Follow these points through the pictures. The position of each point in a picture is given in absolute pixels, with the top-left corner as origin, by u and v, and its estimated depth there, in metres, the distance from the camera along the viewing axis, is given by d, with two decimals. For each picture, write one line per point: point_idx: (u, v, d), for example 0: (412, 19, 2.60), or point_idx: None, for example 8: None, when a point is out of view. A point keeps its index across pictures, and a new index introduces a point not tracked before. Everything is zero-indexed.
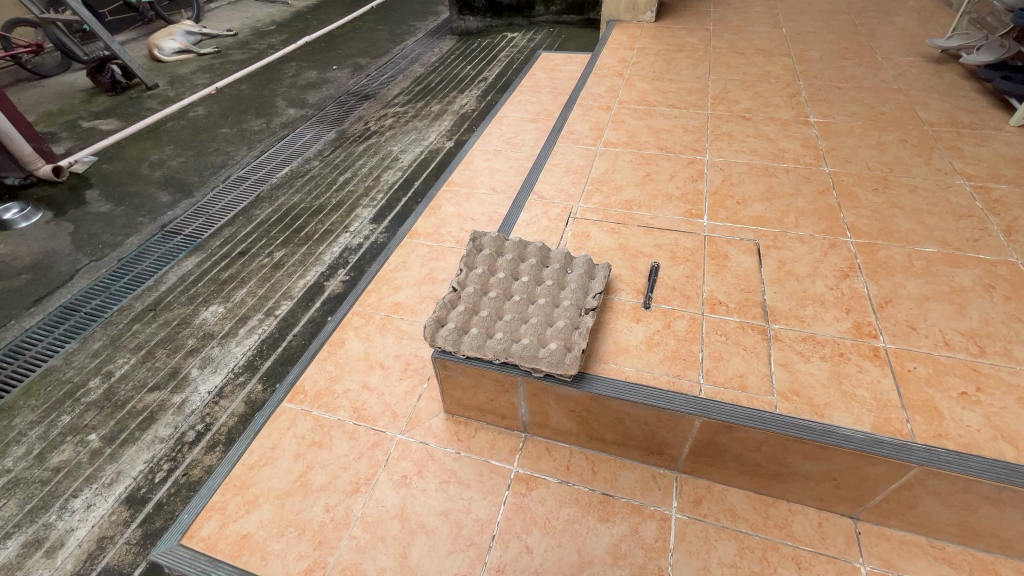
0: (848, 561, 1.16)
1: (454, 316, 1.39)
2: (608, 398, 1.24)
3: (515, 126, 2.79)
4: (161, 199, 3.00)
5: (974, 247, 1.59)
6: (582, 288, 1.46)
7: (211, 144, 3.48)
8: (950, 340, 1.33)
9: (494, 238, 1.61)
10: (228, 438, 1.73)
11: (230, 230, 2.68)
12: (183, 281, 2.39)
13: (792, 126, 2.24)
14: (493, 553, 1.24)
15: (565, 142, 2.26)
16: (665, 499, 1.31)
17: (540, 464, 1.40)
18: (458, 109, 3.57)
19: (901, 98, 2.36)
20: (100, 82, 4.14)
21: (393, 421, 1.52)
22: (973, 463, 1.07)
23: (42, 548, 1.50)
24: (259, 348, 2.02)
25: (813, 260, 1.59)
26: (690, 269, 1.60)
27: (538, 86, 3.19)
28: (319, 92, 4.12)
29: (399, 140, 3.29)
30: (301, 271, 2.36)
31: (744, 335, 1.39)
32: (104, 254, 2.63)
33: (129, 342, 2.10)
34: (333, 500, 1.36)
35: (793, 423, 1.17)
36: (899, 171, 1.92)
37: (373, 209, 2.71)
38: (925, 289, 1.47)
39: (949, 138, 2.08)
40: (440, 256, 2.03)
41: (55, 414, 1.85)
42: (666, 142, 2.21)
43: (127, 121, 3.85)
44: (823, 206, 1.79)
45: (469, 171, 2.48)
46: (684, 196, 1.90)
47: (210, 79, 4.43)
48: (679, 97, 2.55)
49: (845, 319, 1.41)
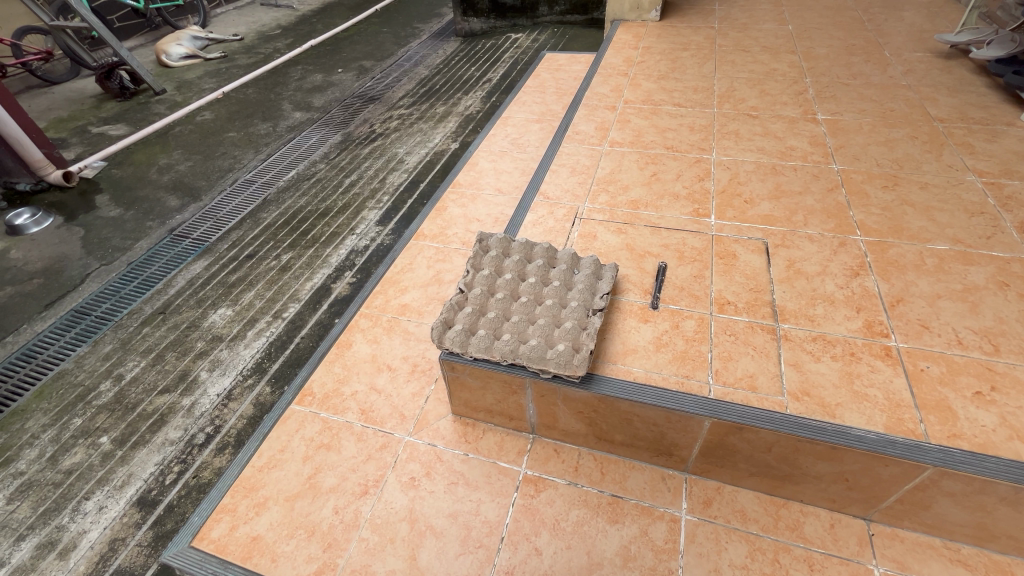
0: (861, 564, 1.15)
1: (461, 318, 1.39)
2: (617, 399, 1.23)
3: (520, 127, 2.79)
4: (170, 204, 3.03)
5: (987, 245, 1.56)
6: (589, 288, 1.45)
7: (219, 148, 3.51)
8: (964, 339, 1.31)
9: (500, 240, 1.61)
10: (237, 441, 1.74)
11: (238, 234, 2.70)
12: (191, 284, 2.41)
13: (800, 124, 2.22)
14: (503, 555, 1.24)
15: (571, 142, 2.26)
16: (675, 501, 1.30)
17: (548, 466, 1.40)
18: (462, 110, 3.57)
19: (910, 94, 2.33)
20: (109, 88, 4.19)
21: (401, 422, 1.52)
22: (989, 464, 1.05)
23: (54, 550, 1.52)
24: (267, 350, 2.03)
25: (822, 259, 1.58)
26: (698, 269, 1.59)
27: (543, 86, 3.19)
28: (324, 95, 4.14)
29: (404, 142, 3.30)
30: (308, 273, 2.37)
31: (754, 335, 1.38)
32: (114, 258, 2.65)
33: (139, 345, 2.12)
34: (342, 502, 1.36)
35: (805, 424, 1.16)
36: (909, 168, 1.90)
37: (380, 210, 2.72)
38: (937, 287, 1.45)
39: (960, 134, 2.05)
40: (447, 257, 2.04)
41: (67, 416, 1.87)
42: (673, 141, 2.20)
43: (136, 126, 3.89)
44: (832, 204, 1.78)
45: (475, 172, 2.48)
46: (691, 195, 1.89)
47: (217, 83, 4.47)
48: (685, 96, 2.54)
49: (855, 318, 1.39)
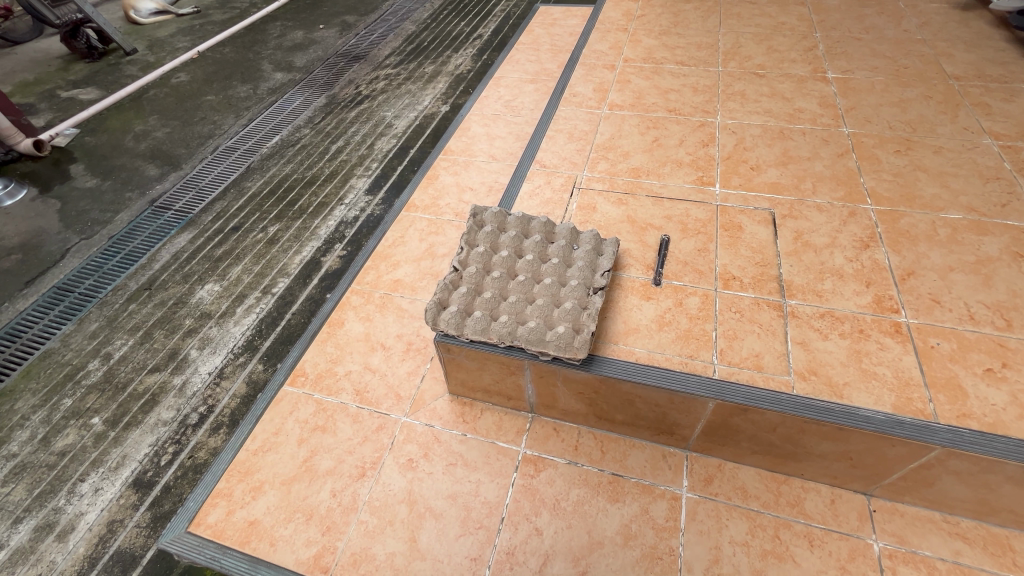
0: (860, 538, 1.15)
1: (456, 298, 1.33)
2: (618, 381, 1.20)
3: (513, 88, 2.64)
4: (149, 173, 2.89)
5: (1002, 213, 1.50)
6: (590, 265, 1.39)
7: (197, 112, 3.33)
8: (976, 314, 1.27)
9: (495, 214, 1.52)
10: (231, 420, 1.71)
11: (222, 205, 2.59)
12: (176, 258, 2.32)
13: (809, 84, 2.10)
14: (503, 536, 1.23)
15: (568, 105, 2.14)
16: (675, 479, 1.29)
17: (547, 445, 1.38)
18: (453, 69, 3.38)
19: (925, 50, 2.21)
20: (76, 47, 3.95)
21: (397, 403, 1.49)
22: (998, 444, 1.03)
23: (53, 532, 1.50)
24: (258, 327, 1.97)
25: (831, 230, 1.52)
26: (702, 242, 1.52)
27: (537, 43, 3.02)
28: (306, 54, 3.91)
29: (392, 105, 3.14)
30: (297, 246, 2.29)
31: (760, 312, 1.33)
32: (94, 232, 2.55)
33: (126, 323, 2.06)
34: (340, 485, 1.34)
35: (811, 405, 1.13)
36: (923, 131, 1.81)
37: (368, 179, 2.61)
38: (950, 259, 1.40)
39: (977, 93, 1.95)
40: (440, 230, 1.96)
41: (56, 397, 1.83)
42: (675, 104, 2.09)
43: (108, 89, 3.68)
44: (842, 170, 1.70)
45: (466, 138, 2.36)
46: (695, 161, 1.81)
47: (191, 41, 4.20)
48: (688, 53, 2.40)
49: (865, 293, 1.35)
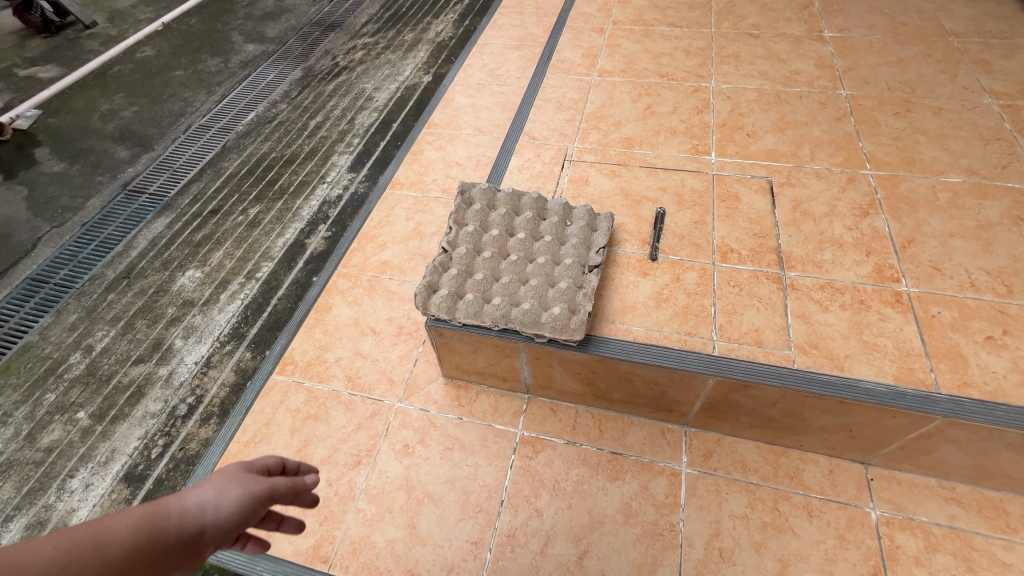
0: (858, 507, 1.16)
1: (447, 281, 1.28)
2: (617, 361, 1.17)
3: (498, 55, 2.53)
4: (119, 155, 2.75)
5: (1002, 176, 1.47)
6: (584, 243, 1.34)
7: (166, 89, 3.16)
8: (977, 281, 1.25)
9: (484, 191, 1.46)
10: (222, 410, 1.66)
11: (199, 187, 2.49)
12: (154, 244, 2.23)
13: (805, 44, 2.03)
14: (503, 519, 1.23)
15: (556, 73, 2.05)
16: (674, 455, 1.28)
17: (545, 426, 1.36)
18: (434, 37, 3.22)
19: (924, 5, 2.13)
20: (30, 21, 3.71)
21: (390, 389, 1.46)
22: (998, 412, 1.02)
23: (45, 529, 1.47)
24: (243, 314, 1.91)
25: (830, 198, 1.48)
26: (698, 214, 1.48)
27: (521, 6, 2.87)
28: (279, 24, 3.71)
29: (372, 77, 3.00)
30: (279, 228, 2.20)
31: (759, 285, 1.30)
32: (65, 219, 2.44)
33: (106, 313, 1.99)
34: (335, 474, 1.32)
35: (812, 379, 1.11)
36: (922, 91, 1.76)
37: (351, 155, 2.50)
38: (950, 225, 1.37)
39: (977, 51, 1.90)
40: (427, 208, 1.89)
41: (38, 392, 1.77)
42: (667, 68, 2.01)
43: (68, 66, 3.47)
44: (840, 135, 1.65)
45: (451, 110, 2.26)
46: (689, 129, 1.74)
47: (155, 12, 3.96)
48: (679, 13, 2.29)
49: (865, 262, 1.32)
